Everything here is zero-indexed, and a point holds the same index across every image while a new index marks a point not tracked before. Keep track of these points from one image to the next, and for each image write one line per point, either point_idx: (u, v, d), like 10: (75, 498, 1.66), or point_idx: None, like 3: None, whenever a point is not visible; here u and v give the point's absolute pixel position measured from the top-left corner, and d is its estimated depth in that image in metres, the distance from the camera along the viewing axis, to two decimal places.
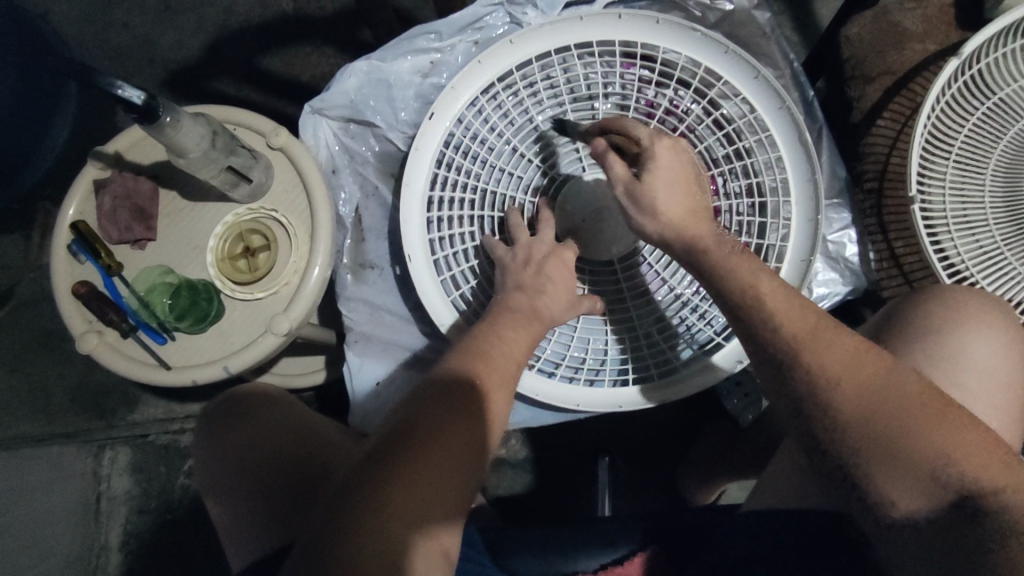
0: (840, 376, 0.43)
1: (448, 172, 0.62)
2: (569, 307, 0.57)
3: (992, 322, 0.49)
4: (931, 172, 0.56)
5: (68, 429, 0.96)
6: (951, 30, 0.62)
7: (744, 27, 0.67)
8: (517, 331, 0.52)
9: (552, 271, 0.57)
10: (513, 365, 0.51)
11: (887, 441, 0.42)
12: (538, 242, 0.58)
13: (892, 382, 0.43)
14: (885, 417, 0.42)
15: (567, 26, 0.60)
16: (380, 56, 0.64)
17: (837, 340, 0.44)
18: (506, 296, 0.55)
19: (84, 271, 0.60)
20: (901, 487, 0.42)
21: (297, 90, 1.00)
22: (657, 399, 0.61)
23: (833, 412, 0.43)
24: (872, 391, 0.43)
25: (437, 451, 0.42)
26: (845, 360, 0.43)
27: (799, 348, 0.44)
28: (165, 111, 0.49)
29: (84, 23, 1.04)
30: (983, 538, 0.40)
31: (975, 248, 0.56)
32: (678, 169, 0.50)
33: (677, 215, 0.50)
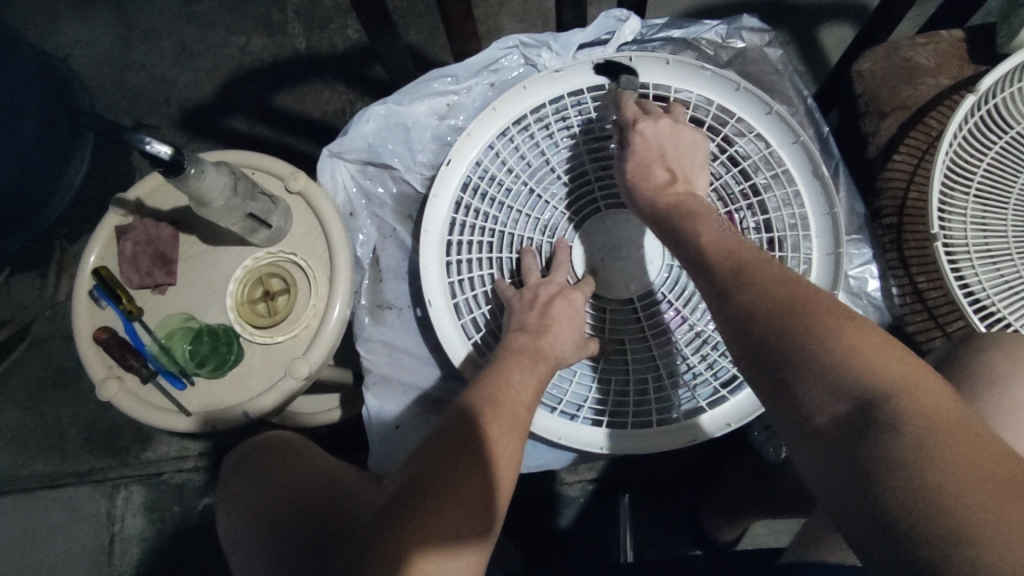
0: (762, 290, 0.42)
1: (466, 215, 0.62)
2: (573, 350, 0.57)
3: (1023, 362, 0.48)
4: (952, 206, 0.56)
5: (82, 467, 0.96)
6: (964, 64, 0.62)
7: (758, 64, 0.68)
8: (522, 374, 0.52)
9: (557, 311, 0.57)
10: (524, 412, 0.50)
11: (789, 342, 0.39)
12: (546, 283, 0.59)
13: (819, 299, 0.40)
14: (803, 324, 0.39)
15: (579, 71, 0.61)
16: (398, 100, 0.65)
17: (762, 264, 0.44)
18: (510, 334, 0.56)
19: (104, 316, 0.60)
20: (816, 390, 0.37)
21: (310, 127, 1.01)
22: (617, 446, 0.60)
23: (745, 318, 0.42)
24: (790, 303, 0.40)
25: (452, 502, 0.41)
26: (772, 281, 0.42)
27: (732, 276, 0.44)
28: (190, 162, 0.49)
29: (103, 66, 1.07)
30: (875, 451, 0.33)
31: (1000, 281, 0.55)
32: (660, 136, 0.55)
33: (642, 181, 0.55)
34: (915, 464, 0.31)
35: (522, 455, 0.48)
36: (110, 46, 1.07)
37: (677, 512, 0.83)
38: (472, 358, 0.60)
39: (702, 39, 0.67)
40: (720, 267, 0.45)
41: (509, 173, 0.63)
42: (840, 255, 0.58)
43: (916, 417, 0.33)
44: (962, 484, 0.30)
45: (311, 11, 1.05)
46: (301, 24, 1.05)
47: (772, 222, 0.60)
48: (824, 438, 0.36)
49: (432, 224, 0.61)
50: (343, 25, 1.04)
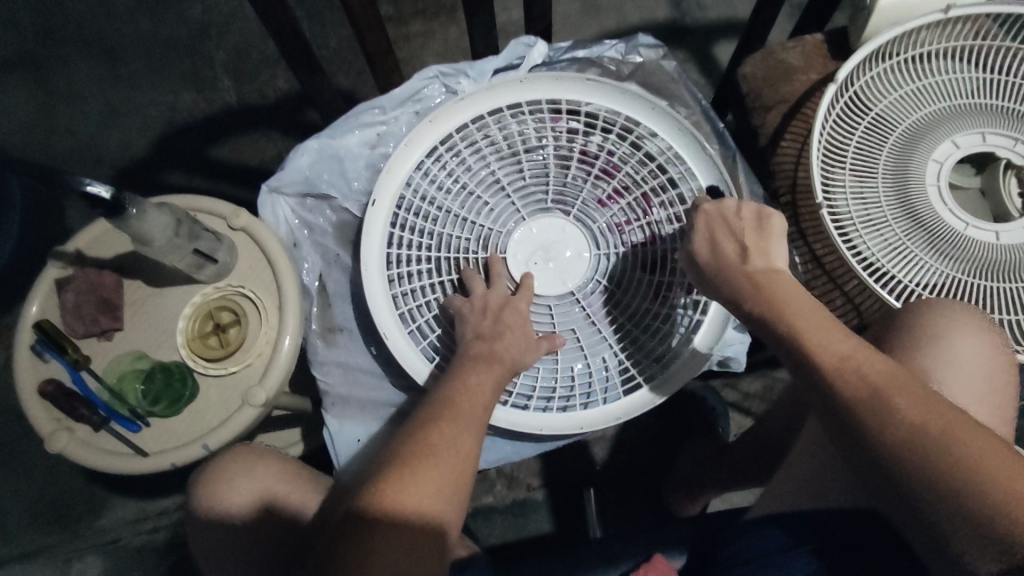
0: (887, 425, 0.42)
1: (403, 233, 0.66)
2: (528, 350, 0.60)
3: (941, 321, 0.53)
4: (833, 182, 0.63)
5: (30, 544, 0.91)
6: (827, 61, 0.71)
7: (655, 74, 0.75)
8: (479, 376, 0.55)
9: (509, 316, 0.61)
10: (480, 410, 0.53)
11: (931, 476, 0.40)
12: (494, 292, 0.63)
13: (939, 419, 0.41)
14: (933, 457, 0.40)
15: (493, 92, 0.67)
16: (330, 134, 0.68)
17: (860, 354, 0.45)
18: (467, 344, 0.59)
19: (49, 369, 0.60)
20: (947, 525, 0.40)
21: (248, 175, 1.04)
22: (667, 391, 0.66)
23: (876, 452, 0.42)
24: (922, 437, 0.40)
25: (412, 492, 0.45)
26: (898, 400, 0.42)
27: (845, 379, 0.44)
28: (131, 203, 0.51)
29: (28, 134, 1.06)
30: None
31: (881, 241, 0.63)
32: (723, 224, 0.57)
33: (724, 261, 0.55)
34: None
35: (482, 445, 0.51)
36: (35, 115, 1.07)
37: (642, 495, 0.86)
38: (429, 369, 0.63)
39: (603, 58, 0.74)
40: (829, 385, 0.45)
41: (439, 190, 0.67)
42: None
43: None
44: None
45: (239, 65, 1.09)
46: (230, 78, 1.08)
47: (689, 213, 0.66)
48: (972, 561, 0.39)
49: (371, 245, 0.64)
50: (272, 76, 1.08)
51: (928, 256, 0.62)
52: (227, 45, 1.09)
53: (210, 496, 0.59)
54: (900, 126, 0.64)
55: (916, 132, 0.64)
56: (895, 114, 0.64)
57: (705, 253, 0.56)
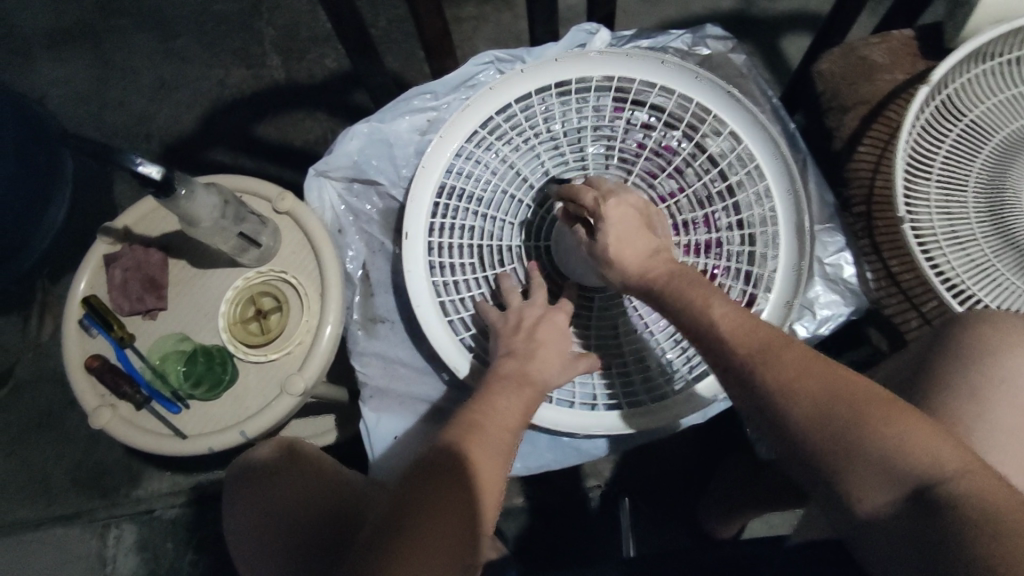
0: (797, 393, 0.42)
1: (445, 220, 0.64)
2: (562, 371, 0.56)
3: (1004, 335, 0.50)
4: (916, 193, 0.58)
5: (70, 509, 0.93)
6: (916, 59, 0.66)
7: (723, 68, 0.71)
8: (508, 399, 0.52)
9: (543, 334, 0.57)
10: (507, 435, 0.50)
11: (843, 434, 0.41)
12: (530, 305, 0.59)
13: (851, 384, 0.42)
14: (849, 421, 0.41)
15: (548, 67, 0.63)
16: (380, 118, 0.67)
17: (753, 325, 0.47)
18: (498, 362, 0.56)
19: (95, 345, 0.60)
20: (867, 498, 0.41)
21: (292, 155, 1.03)
22: (636, 425, 0.60)
23: (792, 427, 0.43)
24: (841, 407, 0.41)
25: (435, 521, 0.43)
26: (802, 373, 0.43)
27: (753, 352, 0.45)
28: (180, 184, 0.50)
29: (82, 105, 1.08)
30: (946, 532, 0.37)
31: (967, 260, 0.58)
32: (632, 220, 0.54)
33: (635, 266, 0.52)
34: (973, 524, 0.36)
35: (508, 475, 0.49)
36: (88, 86, 1.08)
37: (676, 513, 0.83)
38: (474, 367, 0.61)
39: (669, 47, 0.70)
40: (746, 369, 0.45)
41: (485, 180, 0.64)
42: (807, 263, 0.60)
43: (973, 496, 0.37)
44: (987, 521, 0.36)
45: (289, 43, 1.07)
46: (279, 56, 1.07)
47: (748, 220, 0.61)
48: (885, 518, 0.40)
49: (415, 233, 0.62)
50: (320, 56, 1.07)
51: (1017, 279, 0.57)
52: (277, 23, 1.08)
53: (251, 495, 0.55)
54: (998, 134, 0.58)
55: (1015, 141, 0.58)
56: (992, 121, 0.59)
57: (617, 250, 0.53)
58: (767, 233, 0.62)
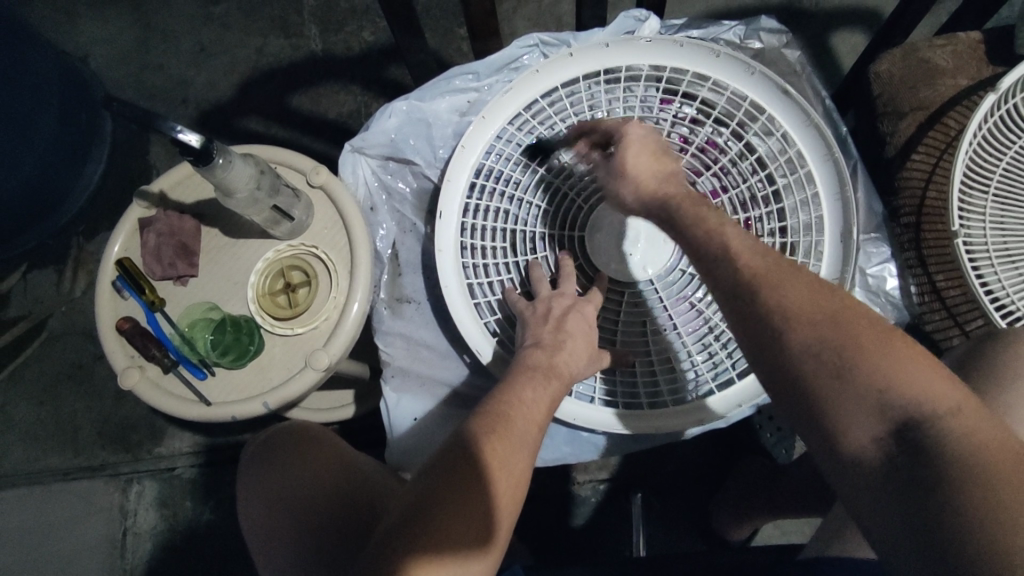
0: (802, 321, 0.40)
1: (479, 201, 0.63)
2: (588, 363, 0.56)
3: None
4: (971, 207, 0.56)
5: (95, 461, 0.96)
6: (983, 66, 0.63)
7: (776, 64, 0.68)
8: (536, 391, 0.51)
9: (572, 325, 0.56)
10: (534, 429, 0.50)
11: (844, 361, 0.39)
12: (559, 295, 0.58)
13: (851, 315, 0.40)
14: (843, 354, 0.39)
15: (596, 50, 0.61)
16: (420, 96, 0.66)
17: (759, 253, 0.43)
18: (524, 352, 0.55)
19: (127, 307, 0.61)
20: (855, 433, 0.38)
21: (326, 126, 1.02)
22: (638, 427, 0.59)
23: (796, 357, 0.40)
24: (842, 333, 0.39)
25: (461, 514, 0.43)
26: (805, 300, 0.41)
27: (762, 278, 0.42)
28: (218, 152, 0.50)
29: (122, 65, 1.08)
30: (933, 474, 0.35)
31: (1020, 281, 0.55)
32: (644, 141, 0.51)
33: (650, 184, 0.49)
34: (968, 475, 0.34)
35: (534, 467, 0.49)
36: (129, 47, 1.09)
37: (688, 512, 0.83)
38: (500, 356, 0.60)
39: (720, 39, 0.68)
40: (750, 290, 0.42)
41: (521, 164, 0.63)
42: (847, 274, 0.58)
43: (968, 449, 0.35)
44: (978, 467, 0.34)
45: (327, 14, 1.06)
46: (317, 26, 1.06)
47: (789, 226, 0.59)
48: (870, 461, 0.38)
49: (448, 214, 0.61)
50: (358, 28, 1.05)
51: None
52: None
53: (261, 479, 0.55)
54: None
55: None
56: None
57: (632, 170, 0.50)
58: (808, 237, 0.59)
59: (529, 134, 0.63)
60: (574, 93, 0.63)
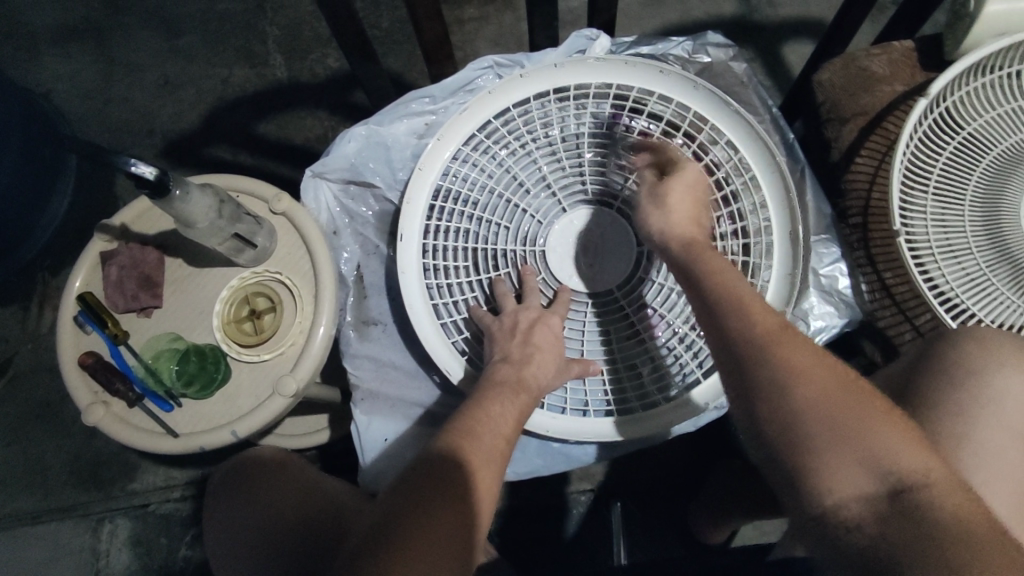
0: (803, 376, 0.43)
1: (439, 221, 0.64)
2: (556, 375, 0.57)
3: (998, 354, 0.50)
4: (913, 206, 0.58)
5: (66, 501, 0.94)
6: (917, 72, 0.66)
7: (723, 76, 0.71)
8: (503, 406, 0.52)
9: (540, 338, 0.57)
10: (502, 443, 0.50)
11: (844, 422, 0.41)
12: (524, 309, 0.59)
13: (850, 382, 0.43)
14: (833, 416, 0.41)
15: (545, 71, 0.63)
16: (379, 121, 0.68)
17: (766, 310, 0.47)
18: (493, 368, 0.56)
19: (90, 341, 0.61)
20: (843, 487, 0.40)
21: (294, 152, 1.03)
22: (628, 432, 0.60)
23: (797, 409, 0.42)
24: (841, 400, 0.42)
25: (431, 524, 0.43)
26: (808, 362, 0.43)
27: (771, 333, 0.45)
28: (175, 184, 0.50)
29: (85, 99, 1.08)
30: (921, 538, 0.37)
31: (961, 274, 0.57)
32: (691, 187, 0.57)
33: (684, 226, 0.55)
34: (949, 544, 0.36)
35: (503, 483, 0.49)
36: (91, 81, 1.09)
37: (667, 519, 0.83)
38: (469, 374, 0.61)
39: (669, 55, 0.70)
40: (754, 345, 0.45)
41: (480, 183, 0.64)
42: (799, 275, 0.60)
43: (949, 514, 0.37)
44: (958, 530, 0.37)
45: (292, 42, 1.08)
46: (282, 54, 1.07)
47: (749, 228, 0.61)
48: (858, 518, 0.39)
49: (410, 236, 0.62)
50: (323, 55, 1.07)
51: (1012, 294, 0.57)
52: (281, 21, 1.09)
53: (230, 506, 0.55)
54: (995, 148, 0.58)
55: (1015, 155, 0.58)
56: (990, 135, 0.59)
57: (675, 203, 0.56)
58: (764, 244, 0.61)
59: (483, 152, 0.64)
60: (527, 113, 0.65)
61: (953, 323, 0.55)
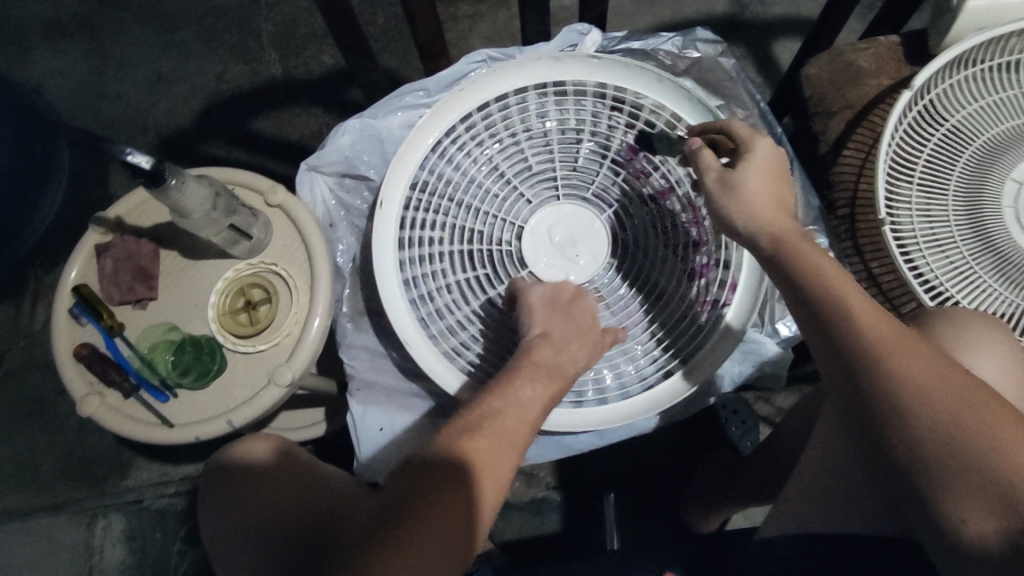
0: (927, 392, 0.39)
1: (416, 218, 0.63)
2: (590, 358, 0.58)
3: (970, 333, 0.51)
4: (898, 196, 0.59)
5: (60, 497, 0.94)
6: (902, 66, 0.67)
7: (712, 71, 0.72)
8: (533, 387, 0.53)
9: (580, 308, 0.60)
10: (523, 427, 0.50)
11: (970, 446, 0.37)
12: (549, 286, 0.61)
13: (982, 398, 0.39)
14: (965, 438, 0.37)
15: (535, 63, 0.63)
16: (373, 114, 0.69)
17: (876, 311, 0.43)
18: (530, 339, 0.57)
19: (85, 333, 0.61)
20: (966, 514, 0.37)
21: (288, 149, 1.03)
22: (697, 380, 0.62)
23: (918, 428, 0.39)
24: (968, 416, 0.38)
25: (442, 507, 0.43)
26: (934, 378, 0.39)
27: (885, 343, 0.41)
28: (171, 174, 0.51)
29: (78, 96, 1.08)
30: None
31: (945, 262, 0.58)
32: (770, 166, 0.53)
33: (763, 213, 0.50)
34: None
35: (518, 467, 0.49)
36: (84, 78, 1.09)
37: (660, 509, 0.84)
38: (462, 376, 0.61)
39: (659, 50, 0.72)
40: (867, 353, 0.41)
41: (466, 175, 0.65)
42: None
43: None
44: None
45: (286, 39, 1.08)
46: (276, 51, 1.08)
47: None
48: (983, 547, 0.36)
49: (384, 228, 0.62)
50: (318, 51, 1.07)
51: (994, 282, 0.58)
52: (276, 18, 1.09)
53: (229, 495, 0.55)
54: (978, 139, 0.60)
55: (994, 147, 0.60)
56: (973, 126, 0.60)
57: (751, 190, 0.51)
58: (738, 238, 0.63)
59: (460, 149, 0.65)
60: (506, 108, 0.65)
61: (931, 303, 0.56)
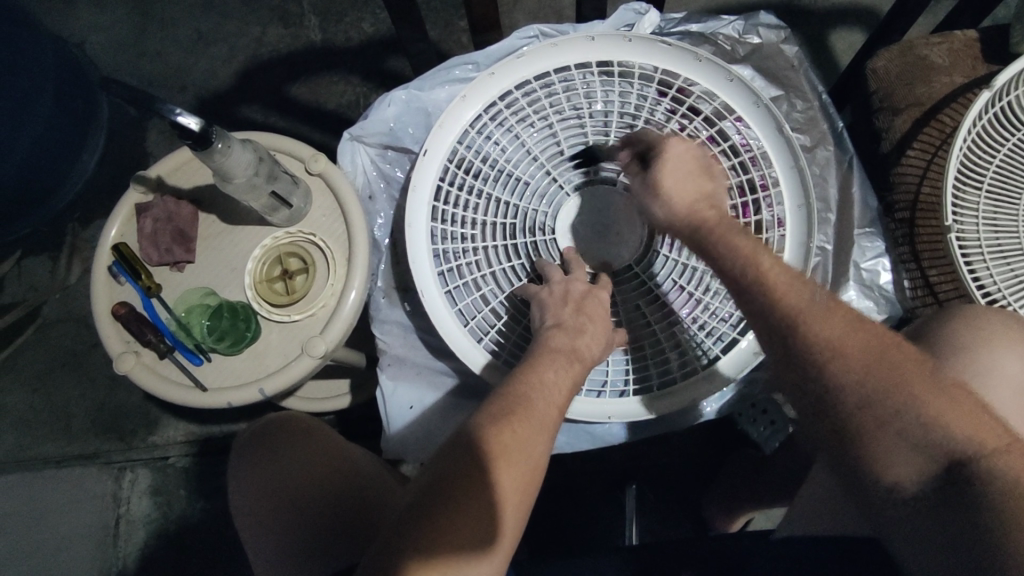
0: (845, 351, 0.43)
1: (451, 191, 0.62)
2: (606, 347, 0.56)
3: (981, 328, 0.50)
4: (964, 203, 0.56)
5: (89, 449, 0.96)
6: (978, 63, 0.63)
7: (773, 59, 0.69)
8: (556, 373, 0.51)
9: (592, 308, 0.56)
10: (554, 411, 0.49)
11: (884, 401, 0.41)
12: (575, 281, 0.58)
13: (891, 350, 0.43)
14: (886, 387, 0.41)
15: (598, 41, 0.61)
16: (419, 86, 0.67)
17: (800, 287, 0.46)
18: (546, 333, 0.54)
19: (124, 292, 0.61)
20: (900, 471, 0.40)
21: (325, 117, 1.02)
22: (658, 410, 0.61)
23: (839, 382, 0.43)
24: (887, 365, 0.42)
25: (481, 493, 0.42)
26: (844, 335, 0.44)
27: (792, 320, 0.45)
28: (218, 138, 0.50)
29: (120, 53, 1.08)
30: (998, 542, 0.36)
31: (1010, 275, 0.56)
32: (687, 159, 0.50)
33: (682, 206, 0.49)
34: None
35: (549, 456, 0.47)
36: (127, 35, 1.08)
37: (684, 502, 0.84)
38: (492, 366, 0.60)
39: (718, 34, 0.68)
40: (789, 321, 0.45)
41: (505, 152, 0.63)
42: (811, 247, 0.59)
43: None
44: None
45: (327, 3, 1.06)
46: (316, 16, 1.05)
47: (762, 221, 0.61)
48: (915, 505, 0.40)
49: (417, 202, 0.60)
50: (358, 18, 1.05)
51: None
52: None
53: (254, 462, 0.55)
54: None
55: None
56: None
57: (671, 189, 0.49)
58: (774, 232, 0.61)
59: (500, 126, 0.63)
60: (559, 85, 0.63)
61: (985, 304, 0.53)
